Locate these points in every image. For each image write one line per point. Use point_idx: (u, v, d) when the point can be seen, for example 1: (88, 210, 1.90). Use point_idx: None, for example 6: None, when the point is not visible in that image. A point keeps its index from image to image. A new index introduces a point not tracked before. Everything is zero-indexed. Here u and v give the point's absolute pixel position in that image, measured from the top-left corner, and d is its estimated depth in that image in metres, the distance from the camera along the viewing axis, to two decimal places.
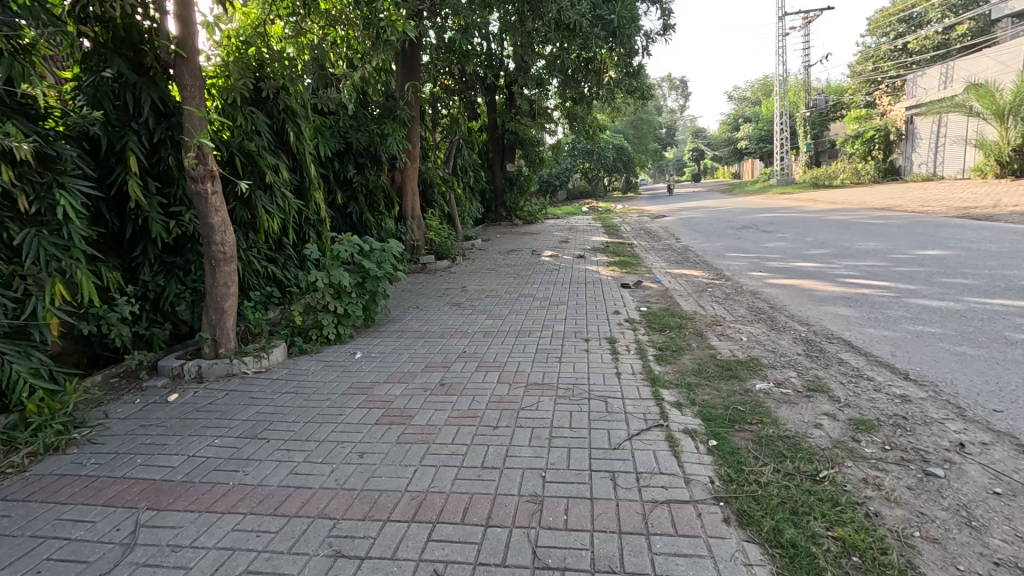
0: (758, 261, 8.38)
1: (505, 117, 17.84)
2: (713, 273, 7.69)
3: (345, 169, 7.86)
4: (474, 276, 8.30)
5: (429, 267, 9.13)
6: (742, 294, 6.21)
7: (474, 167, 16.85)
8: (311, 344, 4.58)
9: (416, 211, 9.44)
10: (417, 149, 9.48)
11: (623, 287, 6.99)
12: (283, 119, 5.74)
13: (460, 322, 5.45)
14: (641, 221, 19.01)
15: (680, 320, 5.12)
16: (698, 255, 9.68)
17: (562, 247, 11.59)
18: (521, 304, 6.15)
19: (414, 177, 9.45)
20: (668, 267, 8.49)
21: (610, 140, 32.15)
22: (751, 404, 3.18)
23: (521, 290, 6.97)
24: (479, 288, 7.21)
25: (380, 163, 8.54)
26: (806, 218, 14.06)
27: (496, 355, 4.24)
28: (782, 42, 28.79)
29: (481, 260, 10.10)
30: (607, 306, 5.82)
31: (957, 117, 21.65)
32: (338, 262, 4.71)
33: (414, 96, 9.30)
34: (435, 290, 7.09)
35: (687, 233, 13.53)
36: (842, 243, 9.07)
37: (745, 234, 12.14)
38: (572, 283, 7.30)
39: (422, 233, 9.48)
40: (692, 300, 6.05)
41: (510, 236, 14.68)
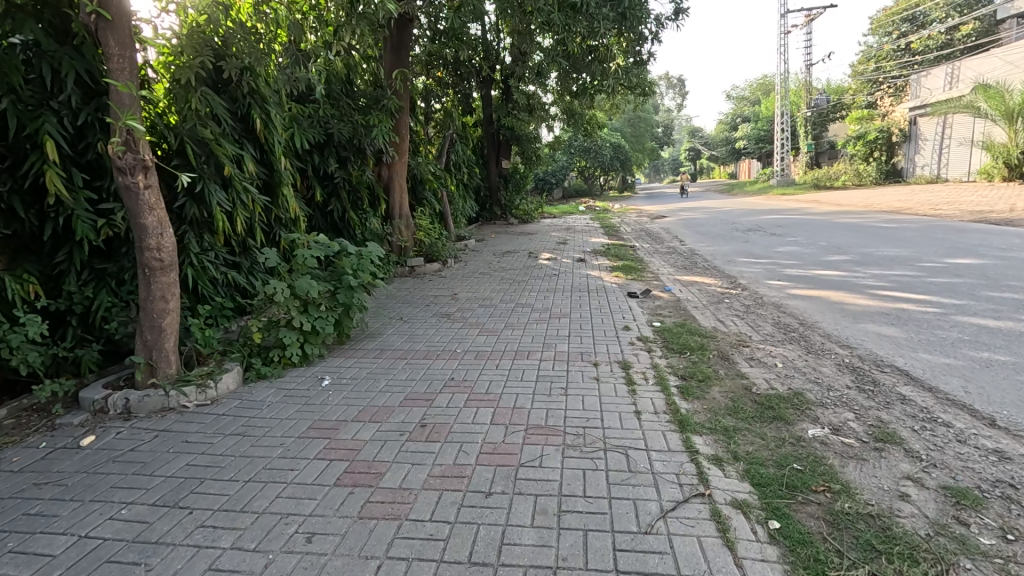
0: (773, 268, 7.78)
1: (501, 112, 17.15)
2: (726, 281, 7.07)
3: (325, 163, 7.17)
4: (467, 282, 7.63)
5: (418, 270, 8.44)
6: (764, 307, 5.59)
7: (468, 164, 16.18)
8: (270, 367, 3.87)
9: (404, 209, 8.74)
10: (406, 143, 8.78)
11: (630, 297, 6.36)
12: (249, 104, 5.00)
13: (449, 338, 4.78)
14: (640, 221, 18.45)
15: (701, 339, 4.48)
16: (706, 259, 9.07)
17: (560, 249, 10.94)
18: (517, 316, 5.48)
19: (403, 173, 8.75)
20: (676, 273, 7.88)
21: (608, 138, 31.58)
22: (809, 461, 2.54)
23: (518, 299, 6.31)
24: (471, 296, 6.54)
25: (364, 157, 7.85)
26: (814, 220, 13.51)
27: (490, 385, 3.56)
28: (783, 41, 28.29)
29: (475, 263, 9.43)
30: (615, 320, 5.18)
31: (963, 118, 21.20)
32: (304, 270, 4.01)
33: (402, 85, 8.58)
34: (423, 298, 6.41)
35: (691, 235, 12.91)
36: (861, 248, 8.49)
37: (753, 237, 11.53)
38: (574, 292, 6.65)
39: (411, 232, 8.79)
40: (709, 313, 5.42)
41: (505, 236, 14.02)
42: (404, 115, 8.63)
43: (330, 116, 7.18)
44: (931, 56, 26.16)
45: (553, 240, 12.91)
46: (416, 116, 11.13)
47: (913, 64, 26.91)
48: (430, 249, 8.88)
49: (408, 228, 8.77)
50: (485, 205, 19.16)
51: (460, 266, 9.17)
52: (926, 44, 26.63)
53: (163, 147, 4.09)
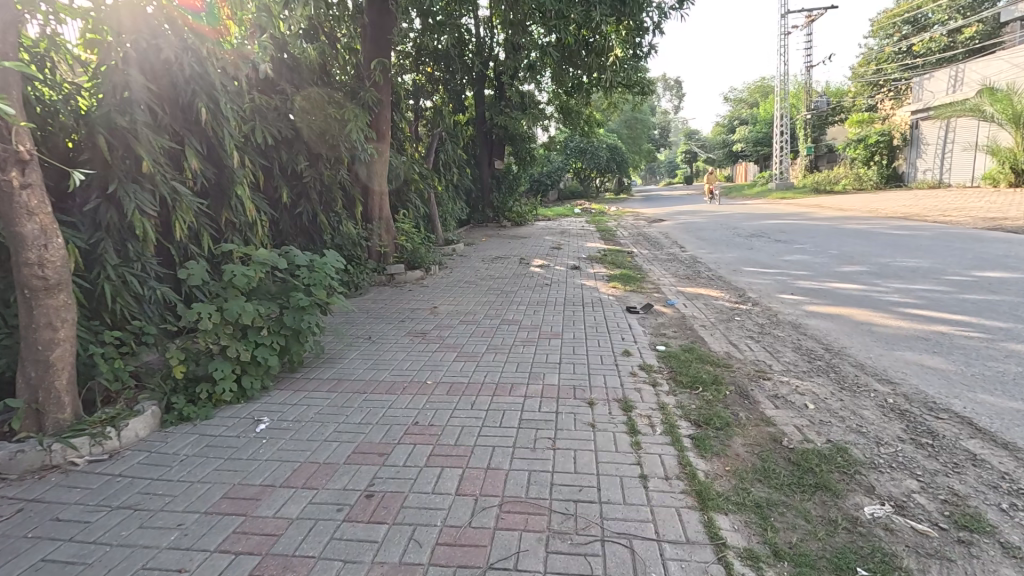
0: (783, 279, 7.17)
1: (494, 110, 16.49)
2: (734, 294, 6.44)
3: (294, 161, 6.55)
4: (450, 292, 6.97)
5: (399, 277, 7.77)
6: (781, 327, 4.96)
7: (459, 163, 15.49)
8: (196, 406, 3.19)
9: (384, 211, 8.10)
10: (386, 140, 8.11)
11: (629, 312, 5.72)
12: (193, 92, 4.33)
13: (419, 364, 4.12)
14: (637, 224, 17.85)
15: (714, 370, 3.83)
16: (709, 268, 8.45)
17: (554, 255, 10.30)
18: (500, 336, 4.82)
19: (383, 173, 8.11)
20: (678, 284, 7.25)
21: (604, 139, 31.01)
22: (877, 563, 1.89)
23: (504, 314, 5.66)
24: (454, 310, 5.89)
25: (339, 156, 7.21)
26: (820, 226, 12.95)
27: (460, 435, 2.90)
28: (783, 42, 27.81)
29: (461, 270, 8.77)
30: (613, 343, 4.52)
31: (967, 122, 20.68)
32: (242, 288, 3.34)
33: (383, 80, 7.94)
34: (397, 313, 5.75)
35: (691, 240, 12.31)
36: (876, 258, 7.89)
37: (758, 243, 10.93)
38: (567, 305, 6.00)
39: (391, 237, 8.14)
40: (720, 336, 4.77)
41: (496, 240, 13.37)
42: (386, 111, 7.99)
43: (301, 110, 6.55)
44: (932, 59, 25.74)
45: (547, 244, 12.25)
46: (402, 112, 10.47)
47: (915, 67, 26.48)
48: (412, 254, 8.22)
49: (389, 232, 8.13)
50: (477, 206, 18.47)
51: (444, 273, 8.50)
52: (927, 46, 26.20)
53: (75, 138, 3.44)
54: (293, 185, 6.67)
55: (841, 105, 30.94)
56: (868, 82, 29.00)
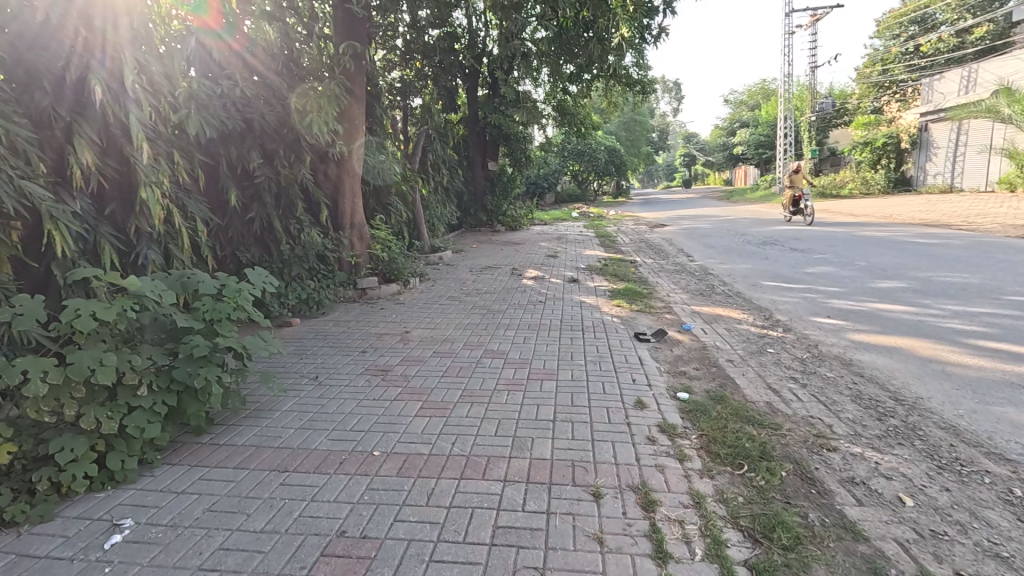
0: (811, 296, 6.23)
1: (487, 108, 15.59)
2: (759, 317, 5.51)
3: (244, 158, 5.61)
4: (428, 311, 6.02)
5: (371, 292, 6.81)
6: (827, 365, 4.01)
7: (449, 164, 14.57)
8: (31, 505, 2.20)
9: (357, 216, 7.15)
10: (360, 136, 7.17)
11: (639, 340, 4.77)
12: (85, 67, 3.39)
13: (368, 420, 3.15)
14: (638, 229, 16.99)
15: (757, 434, 2.88)
16: (723, 282, 7.54)
17: (549, 265, 9.37)
18: (479, 376, 3.87)
19: (355, 172, 7.15)
20: (692, 302, 6.31)
21: (603, 140, 30.17)
22: None
23: (488, 343, 4.70)
24: (428, 337, 4.94)
25: (300, 152, 6.25)
26: (835, 233, 12.06)
27: (402, 563, 1.94)
28: (788, 41, 27.03)
29: (445, 283, 7.82)
30: (621, 387, 3.58)
31: (980, 124, 20.10)
32: (105, 332, 2.37)
33: (356, 67, 7.02)
34: (360, 342, 4.81)
35: (697, 248, 11.42)
36: (913, 273, 6.97)
37: (772, 252, 10.02)
38: (563, 331, 5.05)
39: (365, 245, 7.18)
40: (753, 377, 3.83)
41: (488, 247, 12.42)
42: (359, 102, 7.07)
43: (252, 99, 5.63)
44: (940, 60, 24.92)
45: (542, 252, 11.31)
46: (384, 108, 9.54)
47: (922, 68, 25.66)
48: (387, 266, 7.24)
49: (362, 239, 7.17)
50: (469, 210, 17.53)
51: (426, 286, 7.54)
52: (935, 47, 25.39)
53: None
54: (243, 186, 5.72)
55: (846, 107, 30.15)
56: (874, 83, 28.21)
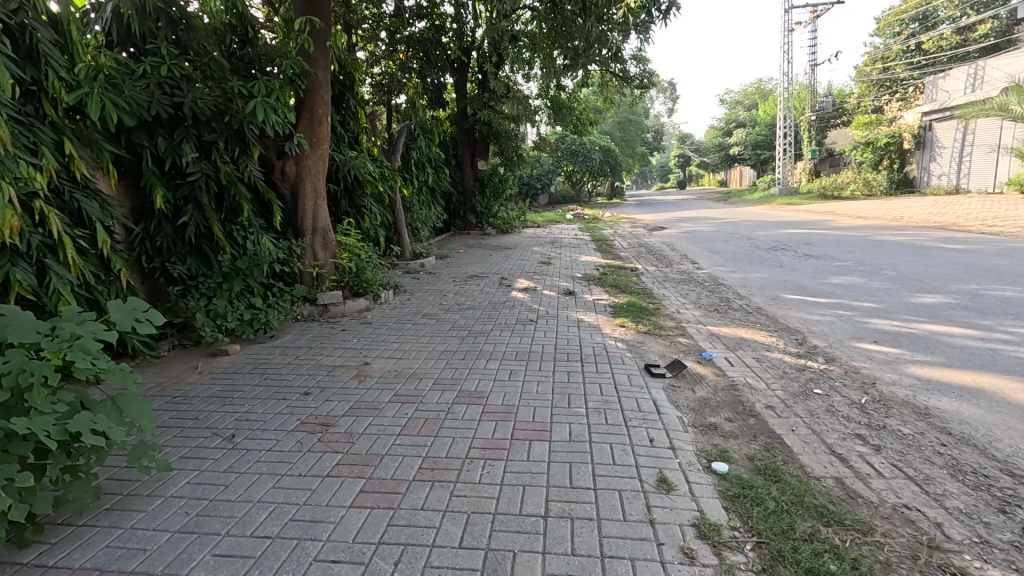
0: (846, 313, 5.36)
1: (476, 104, 14.68)
2: (791, 342, 4.61)
3: (175, 152, 4.66)
4: (398, 334, 5.08)
5: (334, 309, 5.85)
6: (897, 415, 3.11)
7: (435, 163, 13.64)
8: None
9: (320, 220, 6.22)
10: (326, 127, 6.22)
11: (650, 375, 3.86)
12: None
13: (281, 519, 2.20)
14: (636, 232, 16.12)
15: (843, 544, 1.98)
16: (738, 295, 6.66)
17: (541, 273, 8.46)
18: (447, 435, 2.93)
19: (319, 170, 6.22)
20: (707, 321, 5.42)
21: (598, 140, 29.30)
22: None
23: (464, 381, 3.77)
24: (392, 372, 4.00)
25: (248, 145, 5.26)
26: (849, 238, 11.23)
27: None
28: (787, 39, 26.36)
29: (423, 295, 6.90)
30: (636, 457, 2.66)
31: (988, 123, 19.57)
32: None
33: (318, 49, 6.08)
34: (304, 379, 3.85)
35: (703, 254, 10.55)
36: (955, 285, 6.12)
37: (786, 259, 9.17)
38: (559, 362, 4.14)
39: (330, 253, 6.26)
40: (806, 434, 2.93)
41: (476, 253, 11.51)
42: (323, 89, 6.14)
43: (184, 79, 4.67)
44: (943, 56, 24.24)
45: (534, 258, 10.41)
46: (359, 99, 8.63)
47: (924, 66, 25.00)
48: (355, 278, 6.29)
49: (327, 246, 6.26)
50: (458, 211, 16.60)
51: (400, 301, 6.59)
52: (938, 44, 24.73)
53: None
54: (175, 185, 4.77)
55: (845, 106, 29.52)
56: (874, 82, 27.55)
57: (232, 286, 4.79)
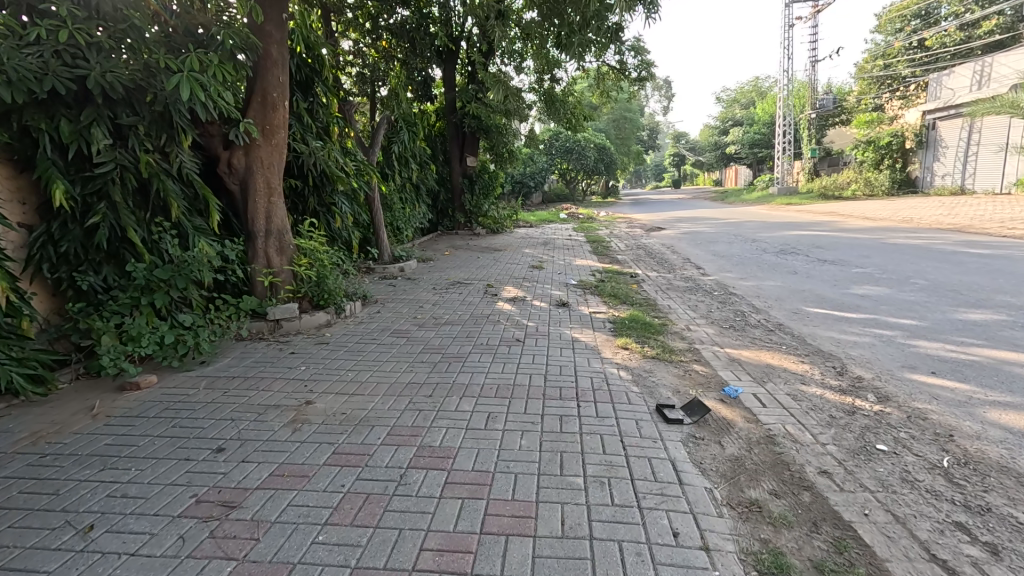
0: (885, 333, 4.59)
1: (465, 97, 13.87)
2: (829, 372, 3.83)
3: (82, 138, 3.80)
4: (357, 359, 4.24)
5: (288, 325, 5.02)
6: (998, 488, 2.33)
7: (419, 158, 12.80)
8: None
9: (275, 220, 5.40)
10: (281, 113, 5.41)
11: (663, 421, 3.07)
12: None
13: None
14: (633, 233, 15.34)
15: None
16: (754, 307, 5.89)
17: (532, 280, 7.66)
18: (391, 525, 2.11)
19: (274, 163, 5.41)
20: (723, 343, 4.63)
21: (593, 138, 28.49)
22: None
23: (426, 430, 2.96)
24: (338, 414, 3.18)
25: (179, 131, 4.41)
26: (861, 240, 10.52)
27: None
28: (787, 34, 25.73)
29: (396, 305, 6.08)
30: (657, 568, 1.86)
31: (995, 121, 19.04)
32: None
33: (271, 22, 5.28)
34: (222, 427, 3.01)
35: (706, 258, 9.79)
36: (1001, 299, 5.39)
37: (798, 264, 8.43)
38: (548, 401, 3.34)
39: (287, 259, 5.45)
40: (887, 522, 2.14)
41: (463, 255, 10.69)
42: (277, 69, 5.35)
43: (93, 48, 3.80)
44: (946, 53, 23.79)
45: (525, 262, 9.60)
46: (331, 87, 7.82)
47: (926, 64, 24.43)
48: (316, 289, 5.46)
49: (283, 251, 5.44)
50: (446, 210, 15.76)
51: (369, 313, 5.76)
52: (941, 41, 24.09)
53: None
54: (84, 178, 3.90)
55: (845, 104, 28.93)
56: (875, 79, 26.94)
57: (153, 303, 3.94)
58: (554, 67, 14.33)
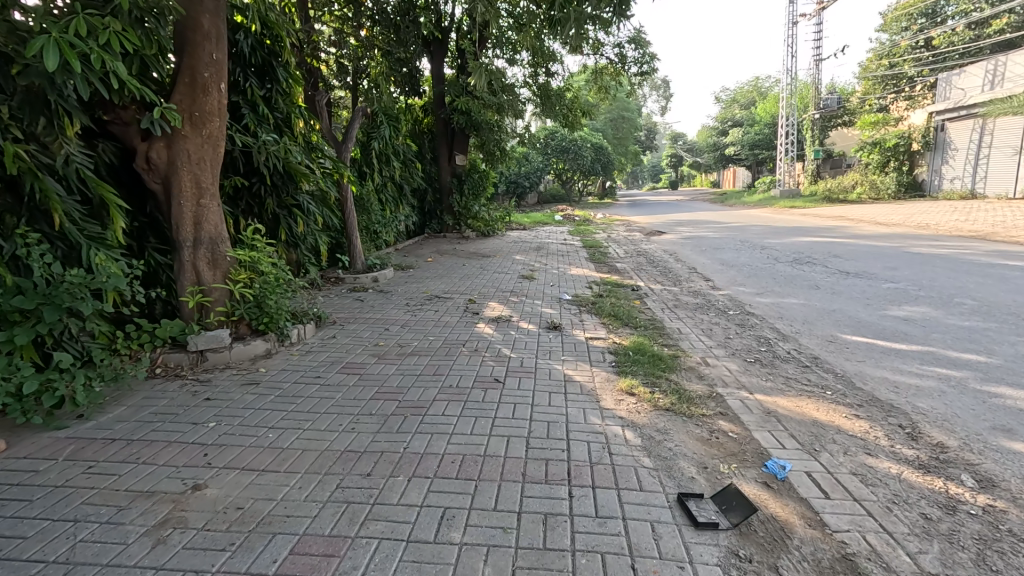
0: (952, 374, 3.70)
1: (454, 90, 12.98)
2: (899, 437, 2.93)
3: None
4: (285, 409, 3.31)
5: (213, 358, 4.06)
6: None
7: (403, 155, 11.87)
8: None
9: (206, 226, 4.46)
10: (214, 97, 4.49)
11: (690, 524, 2.17)
12: None
13: None
14: (632, 237, 14.47)
15: None
16: (779, 332, 5.00)
17: (521, 294, 6.75)
18: None
19: (205, 157, 4.48)
20: (750, 386, 3.72)
21: (590, 137, 27.62)
22: None
23: (348, 544, 2.03)
24: (229, 510, 2.24)
25: (65, 114, 3.46)
26: (881, 249, 9.66)
27: None
28: (791, 31, 24.95)
29: (358, 327, 5.16)
30: None
31: (1009, 122, 18.30)
32: None
33: None
34: (51, 538, 2.06)
35: (714, 267, 8.90)
36: None
37: (817, 276, 7.56)
38: (528, 486, 2.44)
39: (222, 273, 4.50)
40: None
41: (447, 262, 9.76)
42: (209, 43, 4.41)
43: None
44: (954, 52, 23.10)
45: (515, 271, 8.69)
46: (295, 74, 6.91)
47: (934, 63, 23.71)
48: (255, 311, 4.52)
49: (217, 264, 4.49)
50: (434, 211, 14.87)
51: (321, 339, 4.82)
52: (949, 40, 23.33)
53: None
54: None
55: (848, 105, 28.19)
56: (880, 79, 26.17)
57: (16, 340, 2.99)
58: (549, 59, 13.43)
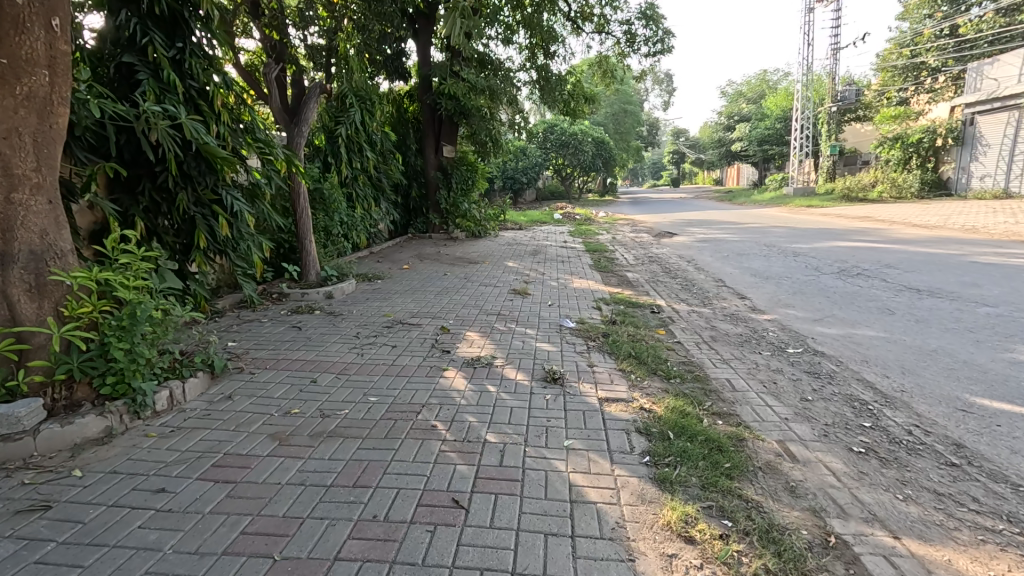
0: None
1: (439, 72, 11.41)
2: None
3: None
4: None
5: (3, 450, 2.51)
6: None
7: (379, 145, 10.29)
8: None
9: (23, 232, 2.90)
10: (37, 36, 2.89)
11: None
12: None
13: None
14: (639, 239, 12.95)
15: None
16: (873, 389, 3.49)
17: (510, 318, 5.23)
18: None
19: (24, 127, 2.91)
20: (883, 513, 2.21)
21: (592, 131, 25.98)
22: None
23: None
24: None
25: None
26: (940, 258, 8.16)
27: None
28: (807, 19, 23.38)
29: (274, 378, 3.62)
30: None
31: None
32: None
33: None
34: None
35: (746, 280, 7.38)
36: None
37: (882, 295, 6.05)
38: None
39: (53, 305, 2.95)
40: None
41: (426, 270, 8.21)
42: None
43: None
44: (983, 41, 21.55)
45: (505, 283, 7.14)
46: (221, 31, 5.30)
47: (959, 53, 22.19)
48: (98, 365, 2.92)
49: (43, 291, 2.93)
50: (418, 209, 13.31)
51: (207, 403, 3.24)
52: (977, 28, 21.76)
53: None
54: None
55: (864, 99, 26.66)
56: (900, 70, 24.61)
57: None
58: (548, 38, 11.84)
